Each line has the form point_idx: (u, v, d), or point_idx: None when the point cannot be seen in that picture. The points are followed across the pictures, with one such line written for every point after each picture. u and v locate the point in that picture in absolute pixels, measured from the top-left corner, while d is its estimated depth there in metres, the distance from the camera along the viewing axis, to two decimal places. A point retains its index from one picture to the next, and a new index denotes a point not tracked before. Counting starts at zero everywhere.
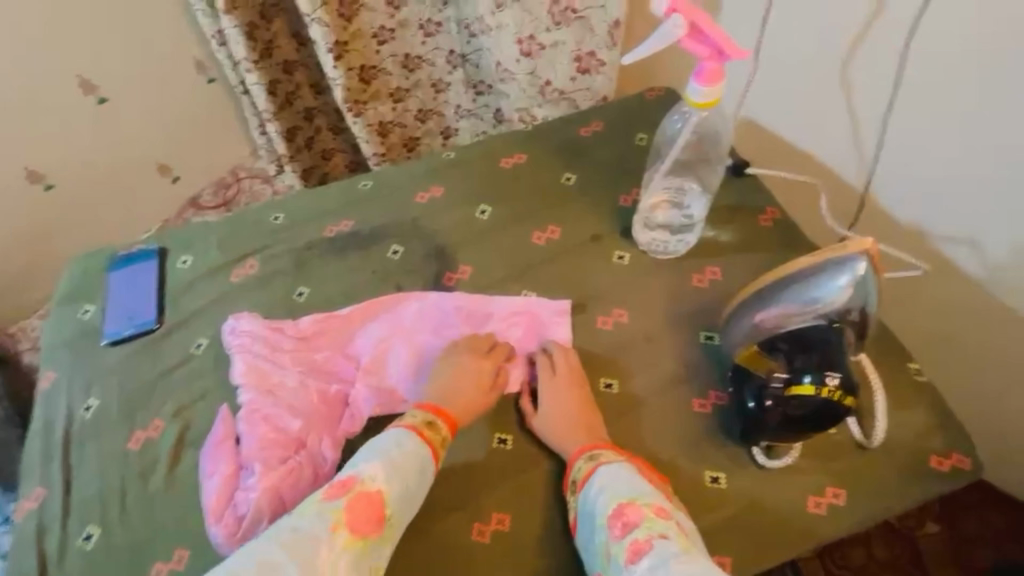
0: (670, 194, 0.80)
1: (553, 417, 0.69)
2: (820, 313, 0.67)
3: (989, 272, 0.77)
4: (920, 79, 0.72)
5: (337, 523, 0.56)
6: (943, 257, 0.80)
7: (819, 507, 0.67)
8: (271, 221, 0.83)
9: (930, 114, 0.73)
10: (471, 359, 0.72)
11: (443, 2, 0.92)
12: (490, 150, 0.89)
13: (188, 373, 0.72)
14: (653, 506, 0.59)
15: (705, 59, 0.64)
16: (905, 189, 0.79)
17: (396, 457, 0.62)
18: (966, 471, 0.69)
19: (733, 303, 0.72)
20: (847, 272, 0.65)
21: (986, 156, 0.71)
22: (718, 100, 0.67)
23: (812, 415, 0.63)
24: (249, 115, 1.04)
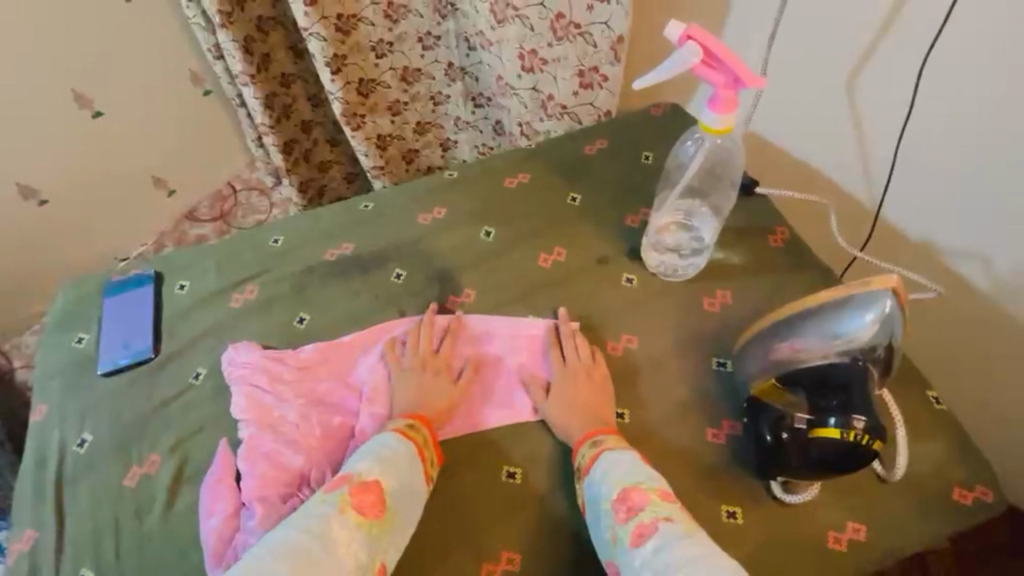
0: (679, 216, 0.83)
1: (558, 401, 0.75)
2: (845, 349, 0.63)
3: (997, 286, 0.85)
4: (931, 88, 0.80)
5: (345, 505, 0.61)
6: (956, 274, 0.89)
7: (840, 543, 0.66)
8: (272, 244, 0.93)
9: (942, 121, 0.81)
10: (437, 364, 0.77)
11: (441, 18, 1.13)
12: (495, 171, 0.98)
13: (185, 407, 0.80)
14: (657, 492, 0.64)
15: (719, 87, 0.69)
16: (911, 202, 0.89)
17: (389, 454, 0.67)
18: (989, 503, 0.68)
19: (750, 331, 0.70)
20: (874, 310, 0.61)
21: (985, 158, 0.80)
22: (731, 125, 0.71)
23: (835, 457, 0.61)
24: (247, 126, 1.31)
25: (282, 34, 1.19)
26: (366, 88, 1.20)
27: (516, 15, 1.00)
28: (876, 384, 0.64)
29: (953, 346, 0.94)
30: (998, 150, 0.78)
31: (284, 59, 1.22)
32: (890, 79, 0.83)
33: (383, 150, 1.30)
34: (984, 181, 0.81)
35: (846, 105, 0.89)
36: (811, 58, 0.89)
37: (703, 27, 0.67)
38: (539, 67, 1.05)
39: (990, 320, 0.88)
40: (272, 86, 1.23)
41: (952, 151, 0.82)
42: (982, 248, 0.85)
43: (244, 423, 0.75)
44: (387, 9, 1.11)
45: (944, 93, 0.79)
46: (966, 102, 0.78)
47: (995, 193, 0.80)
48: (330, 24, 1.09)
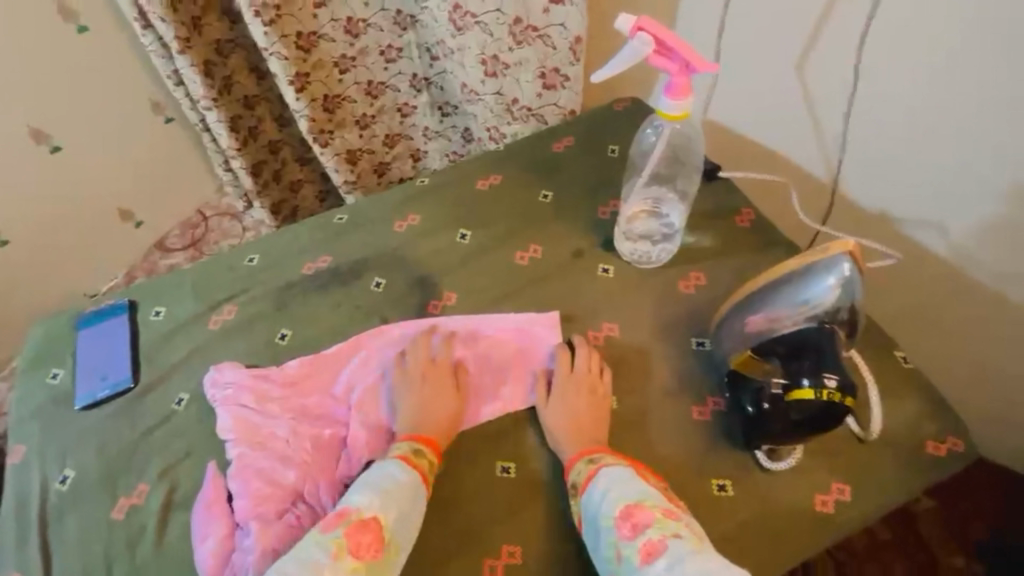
0: (649, 204, 0.86)
1: (558, 401, 0.75)
2: (812, 314, 0.66)
3: (957, 252, 0.89)
4: (872, 70, 0.85)
5: (340, 549, 0.61)
6: (916, 241, 0.93)
7: (827, 505, 0.69)
8: (247, 264, 0.92)
9: (887, 101, 0.85)
10: (433, 380, 0.77)
11: (401, 29, 1.15)
12: (466, 174, 0.99)
13: (171, 432, 0.79)
14: (662, 509, 0.64)
15: (673, 75, 0.71)
16: (866, 181, 0.93)
17: (391, 486, 0.67)
18: (960, 453, 0.71)
19: (728, 305, 0.72)
20: (834, 273, 0.64)
21: (937, 134, 0.83)
22: (688, 112, 0.73)
23: (810, 419, 0.63)
24: (214, 154, 1.29)
25: (243, 56, 1.19)
26: (332, 104, 1.21)
27: (475, 21, 1.03)
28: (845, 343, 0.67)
29: (932, 314, 0.97)
30: (941, 122, 0.82)
31: (247, 80, 1.22)
32: (832, 62, 0.88)
33: (354, 165, 1.31)
34: (936, 154, 0.85)
35: (797, 88, 0.93)
36: (761, 46, 0.94)
37: (655, 19, 0.69)
38: (502, 72, 1.08)
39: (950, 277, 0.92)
40: (235, 108, 1.23)
41: (899, 129, 0.86)
42: (937, 216, 0.89)
43: (233, 444, 0.74)
44: (347, 24, 1.12)
45: (887, 70, 0.83)
46: (910, 80, 0.82)
47: (943, 165, 0.85)
48: (290, 43, 1.10)
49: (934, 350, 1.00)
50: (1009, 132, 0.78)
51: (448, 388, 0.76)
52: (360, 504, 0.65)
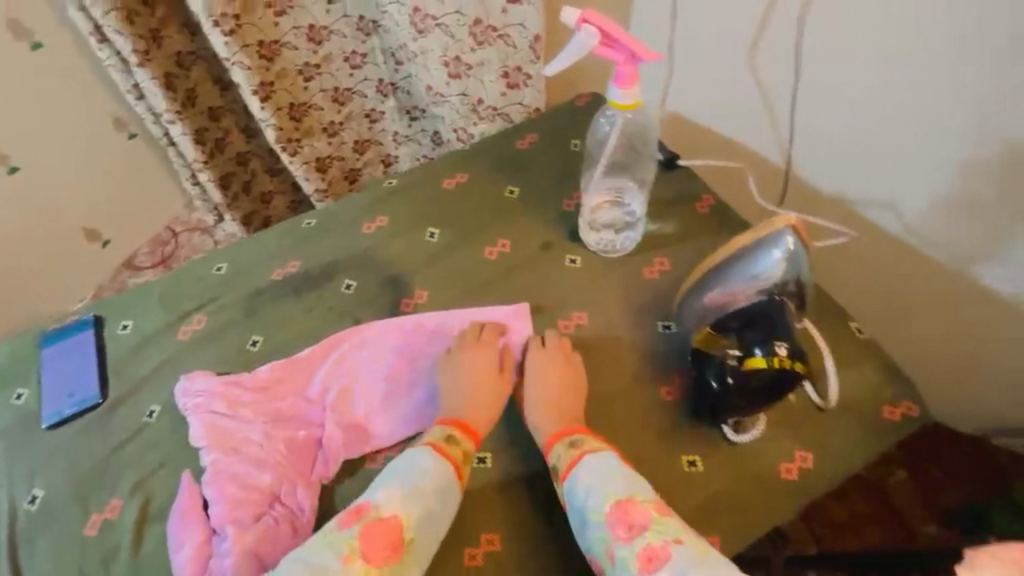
0: (610, 195, 0.88)
1: (541, 382, 0.76)
2: (762, 287, 0.70)
3: (909, 230, 0.93)
4: (818, 58, 0.89)
5: (351, 551, 0.61)
6: (869, 220, 0.96)
7: (791, 473, 0.71)
8: (216, 272, 0.92)
9: (835, 87, 0.89)
10: (481, 364, 0.78)
11: (365, 36, 1.15)
12: (433, 174, 1.00)
13: (143, 445, 0.78)
14: (655, 507, 0.64)
15: (621, 65, 0.73)
16: (821, 164, 0.96)
17: (416, 481, 0.67)
18: (915, 417, 0.74)
19: (686, 285, 0.75)
20: (778, 247, 0.68)
21: (884, 116, 0.87)
22: (638, 101, 0.76)
23: (767, 386, 0.66)
24: (180, 168, 1.29)
25: (205, 68, 1.18)
26: (298, 113, 1.21)
27: (435, 23, 1.05)
28: (796, 317, 0.70)
29: (930, 304, 0.97)
30: (901, 114, 0.85)
31: (210, 92, 1.21)
32: (794, 56, 0.91)
33: (324, 173, 1.31)
34: (887, 136, 0.88)
35: (750, 78, 0.97)
36: (712, 40, 0.97)
37: (600, 12, 0.72)
38: (465, 73, 1.10)
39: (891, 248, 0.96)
40: (201, 121, 1.22)
41: (846, 114, 0.90)
42: (890, 198, 0.92)
43: (206, 450, 0.74)
44: (309, 32, 1.13)
45: (833, 57, 0.87)
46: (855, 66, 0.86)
47: (892, 145, 0.88)
48: (252, 52, 1.10)
49: (921, 339, 1.00)
50: (954, 114, 0.81)
51: (493, 373, 0.77)
52: (379, 502, 0.65)
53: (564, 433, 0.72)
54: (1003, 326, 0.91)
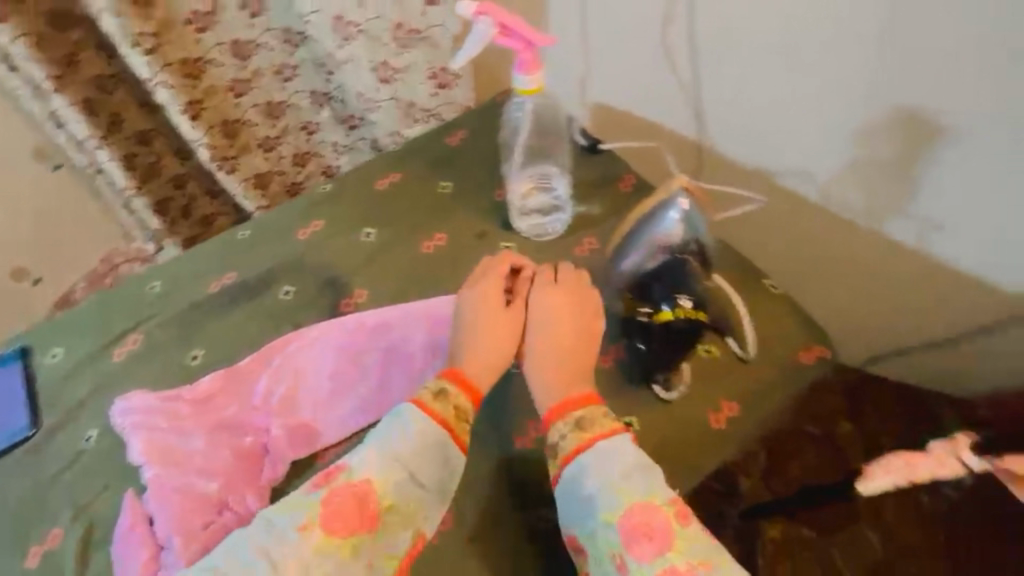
0: (535, 181, 0.93)
1: (544, 327, 0.75)
2: (667, 245, 0.80)
3: (824, 196, 0.99)
4: (723, 40, 0.94)
5: (310, 522, 0.62)
6: (784, 186, 1.02)
7: (720, 421, 0.77)
8: (148, 291, 0.90)
9: (743, 65, 0.94)
10: (488, 310, 0.76)
11: (292, 48, 1.15)
12: (366, 177, 1.01)
13: (82, 471, 0.76)
14: (681, 517, 0.62)
15: (520, 52, 0.77)
16: (738, 139, 1.02)
17: (392, 446, 0.66)
18: (826, 358, 0.80)
19: (612, 245, 0.85)
20: (674, 208, 0.79)
21: (790, 90, 0.93)
22: (541, 85, 0.80)
23: (678, 334, 0.76)
24: (115, 199, 1.30)
25: (129, 91, 1.16)
26: (232, 129, 1.22)
27: (359, 30, 1.07)
28: (699, 273, 0.80)
29: (864, 269, 1.02)
30: (828, 92, 0.90)
31: (136, 117, 1.20)
32: (727, 39, 0.93)
33: (265, 189, 1.31)
34: (795, 109, 0.94)
35: (664, 63, 1.02)
36: (622, 29, 1.03)
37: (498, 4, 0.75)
38: (394, 77, 1.11)
39: (809, 218, 1.03)
40: (129, 146, 1.21)
41: (757, 91, 0.96)
42: (803, 166, 0.99)
43: (147, 467, 0.73)
44: (234, 47, 1.12)
45: (737, 36, 0.92)
46: (757, 44, 0.92)
47: (801, 115, 0.94)
48: (176, 70, 1.11)
49: (850, 298, 1.06)
50: (851, 82, 0.87)
51: (500, 320, 0.76)
52: (352, 467, 0.65)
53: (565, 411, 0.70)
54: (931, 290, 0.96)
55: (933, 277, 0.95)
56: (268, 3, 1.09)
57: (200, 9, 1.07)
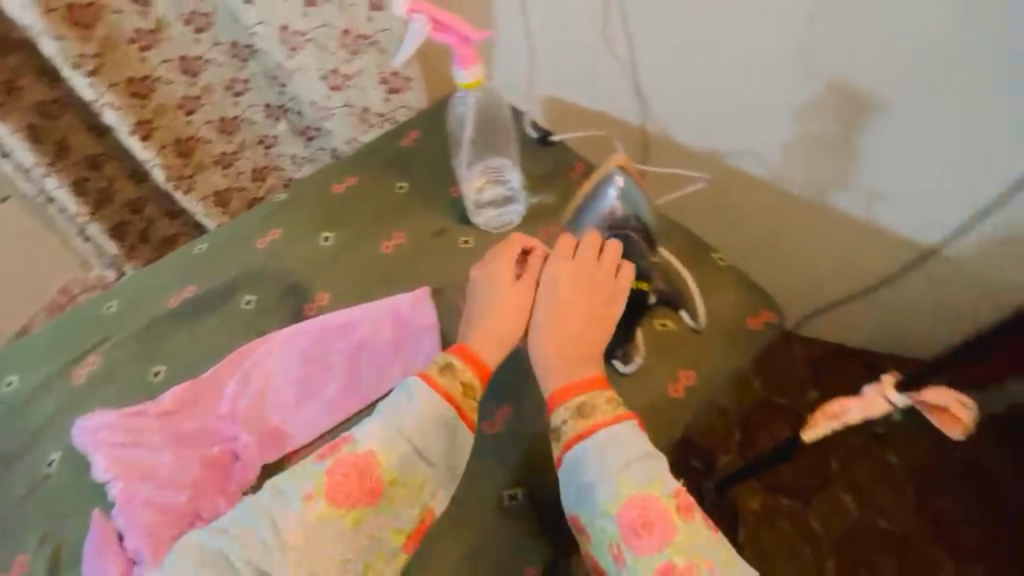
0: (488, 175, 0.94)
1: (554, 300, 0.77)
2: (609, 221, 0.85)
3: (773, 174, 1.04)
4: (665, 30, 0.97)
5: (317, 490, 0.66)
6: (732, 166, 1.07)
7: (678, 389, 0.80)
8: (105, 311, 0.89)
9: (686, 52, 0.97)
10: (501, 285, 0.78)
11: (243, 62, 1.14)
12: (322, 183, 1.01)
13: (47, 495, 0.76)
14: (681, 510, 0.65)
15: (457, 48, 0.81)
16: (685, 124, 1.06)
17: (398, 422, 0.70)
18: (774, 321, 0.85)
19: (567, 216, 0.89)
20: (611, 186, 0.84)
21: (733, 75, 0.96)
22: (482, 77, 0.84)
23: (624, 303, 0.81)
24: (69, 227, 1.29)
25: (77, 113, 1.13)
26: (186, 147, 1.20)
27: (306, 39, 1.06)
28: (647, 253, 0.84)
29: (795, 242, 1.12)
30: (767, 78, 0.94)
31: (85, 141, 1.16)
32: (668, 29, 0.96)
33: (225, 207, 1.31)
34: (740, 93, 0.97)
35: (608, 53, 1.05)
36: (566, 22, 1.05)
37: (428, 2, 0.78)
38: (345, 84, 1.12)
39: (749, 188, 1.09)
40: (79, 171, 1.18)
41: (703, 77, 0.99)
42: (748, 145, 1.03)
43: (115, 483, 0.72)
44: (181, 63, 1.10)
45: (678, 25, 0.95)
46: (697, 33, 0.94)
47: (746, 99, 0.97)
48: (121, 91, 1.07)
49: (794, 269, 1.16)
50: (787, 64, 0.90)
51: (511, 293, 0.78)
52: (358, 440, 0.69)
53: (569, 395, 0.72)
54: (862, 250, 1.05)
55: (861, 237, 1.03)
56: (214, 17, 1.07)
57: (144, 28, 1.03)
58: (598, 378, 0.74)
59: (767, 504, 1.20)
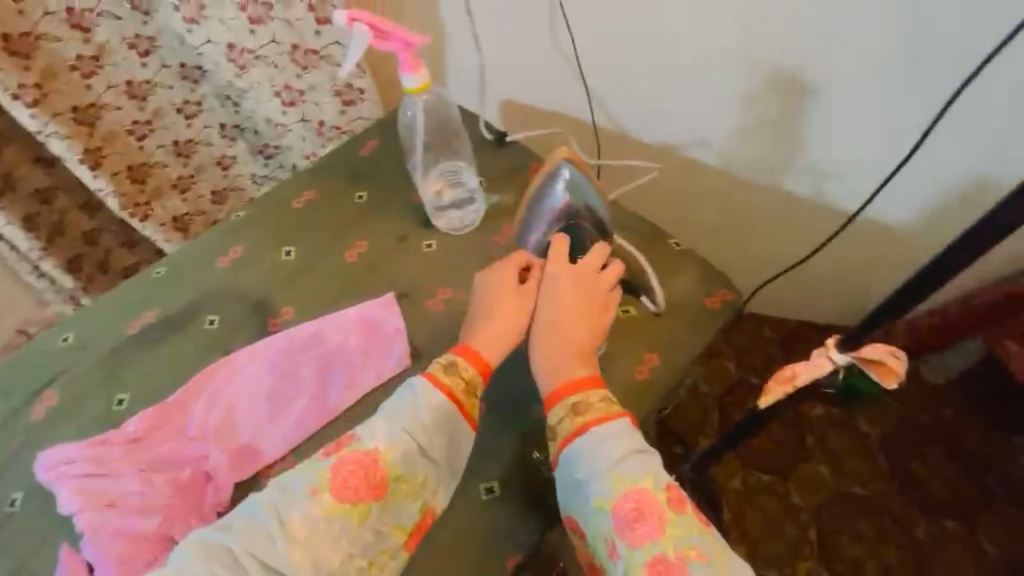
0: (447, 178, 0.97)
1: (555, 303, 0.79)
2: (561, 215, 0.87)
3: (726, 161, 1.08)
4: (611, 29, 0.99)
5: (321, 487, 0.67)
6: (692, 159, 1.11)
7: (644, 372, 0.83)
8: (61, 343, 0.87)
9: (633, 50, 1.00)
10: (505, 289, 0.81)
11: (194, 83, 1.12)
12: (281, 197, 1.00)
13: (15, 533, 0.75)
14: (674, 504, 0.67)
15: (402, 53, 0.83)
16: (638, 119, 1.09)
17: (404, 419, 0.71)
18: (731, 299, 0.88)
19: (516, 227, 0.92)
20: (560, 179, 0.86)
21: (679, 70, 0.99)
22: (428, 81, 0.86)
23: None
24: (21, 263, 1.25)
25: (20, 148, 1.10)
26: (140, 174, 1.18)
27: (254, 57, 1.05)
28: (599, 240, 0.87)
29: (760, 227, 1.16)
30: (708, 73, 0.97)
31: (32, 173, 1.13)
32: (613, 29, 0.99)
33: (186, 231, 1.29)
34: (689, 86, 1.00)
35: (558, 53, 1.07)
36: (514, 25, 1.07)
37: (368, 11, 0.79)
38: (300, 99, 1.11)
39: (694, 177, 1.14)
40: (28, 205, 1.14)
41: (651, 73, 1.02)
42: (700, 135, 1.07)
43: (79, 515, 0.72)
44: (128, 88, 1.08)
45: (621, 24, 0.98)
46: (641, 32, 0.97)
47: (694, 90, 1.01)
48: (67, 119, 1.04)
49: (756, 253, 1.21)
50: (726, 56, 0.94)
51: (514, 297, 0.80)
52: (364, 437, 0.70)
53: (561, 396, 0.74)
54: (821, 225, 1.09)
55: (819, 212, 1.07)
56: (158, 41, 1.05)
57: (86, 54, 1.00)
58: (592, 377, 0.75)
59: (748, 483, 1.26)
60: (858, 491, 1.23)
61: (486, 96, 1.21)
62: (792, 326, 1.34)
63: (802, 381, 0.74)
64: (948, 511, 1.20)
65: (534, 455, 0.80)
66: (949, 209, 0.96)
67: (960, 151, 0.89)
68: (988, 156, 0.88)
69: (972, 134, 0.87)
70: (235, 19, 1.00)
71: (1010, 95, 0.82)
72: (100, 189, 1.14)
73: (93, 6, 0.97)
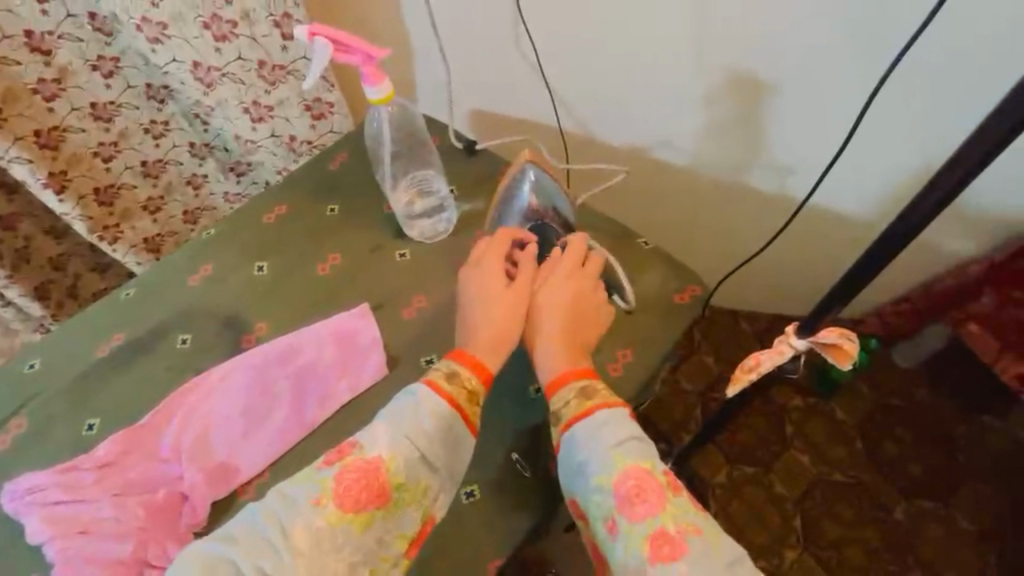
0: (416, 187, 0.98)
1: (552, 298, 0.81)
2: (529, 216, 0.91)
3: (690, 159, 1.11)
4: (573, 35, 1.00)
5: (325, 496, 0.66)
6: (659, 160, 1.14)
7: (618, 369, 0.84)
8: (28, 370, 0.86)
9: (596, 56, 1.02)
10: (498, 286, 0.81)
11: (160, 102, 1.11)
12: (250, 213, 0.99)
13: None
14: (672, 484, 0.68)
15: (363, 65, 0.83)
16: (605, 122, 1.11)
17: (405, 425, 0.70)
18: (700, 294, 0.90)
19: (487, 225, 0.94)
20: (526, 181, 0.90)
21: (641, 74, 1.01)
22: (392, 91, 0.87)
23: None
24: None
25: None
26: (108, 197, 1.16)
27: (221, 74, 1.04)
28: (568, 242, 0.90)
29: (723, 222, 1.19)
30: (670, 74, 0.99)
31: None
32: (575, 36, 1.00)
33: (158, 252, 1.29)
34: (653, 90, 1.03)
35: (523, 62, 1.09)
36: (479, 34, 1.08)
37: (328, 24, 0.80)
38: (268, 115, 1.11)
39: (661, 175, 1.17)
40: None
41: (614, 79, 1.04)
42: (665, 137, 1.10)
43: (52, 543, 0.71)
44: (92, 110, 1.06)
45: (582, 31, 0.99)
46: (601, 39, 0.99)
47: (658, 92, 1.03)
48: (29, 144, 1.02)
49: (724, 249, 1.25)
50: (685, 61, 0.96)
51: (510, 292, 0.81)
52: (366, 444, 0.69)
53: (569, 379, 0.76)
54: (780, 219, 1.13)
55: (779, 207, 1.11)
56: (122, 62, 1.03)
57: (47, 77, 0.98)
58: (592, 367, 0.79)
59: (732, 476, 1.28)
60: (837, 477, 1.26)
61: (456, 105, 1.23)
62: (763, 320, 1.38)
63: (769, 368, 0.77)
64: (924, 491, 1.24)
65: (513, 457, 0.80)
66: (883, 196, 1.01)
67: (903, 144, 0.93)
68: (918, 149, 0.92)
69: (914, 130, 0.91)
70: (199, 38, 0.99)
71: (955, 94, 0.84)
72: (67, 214, 1.13)
73: (53, 28, 0.95)
